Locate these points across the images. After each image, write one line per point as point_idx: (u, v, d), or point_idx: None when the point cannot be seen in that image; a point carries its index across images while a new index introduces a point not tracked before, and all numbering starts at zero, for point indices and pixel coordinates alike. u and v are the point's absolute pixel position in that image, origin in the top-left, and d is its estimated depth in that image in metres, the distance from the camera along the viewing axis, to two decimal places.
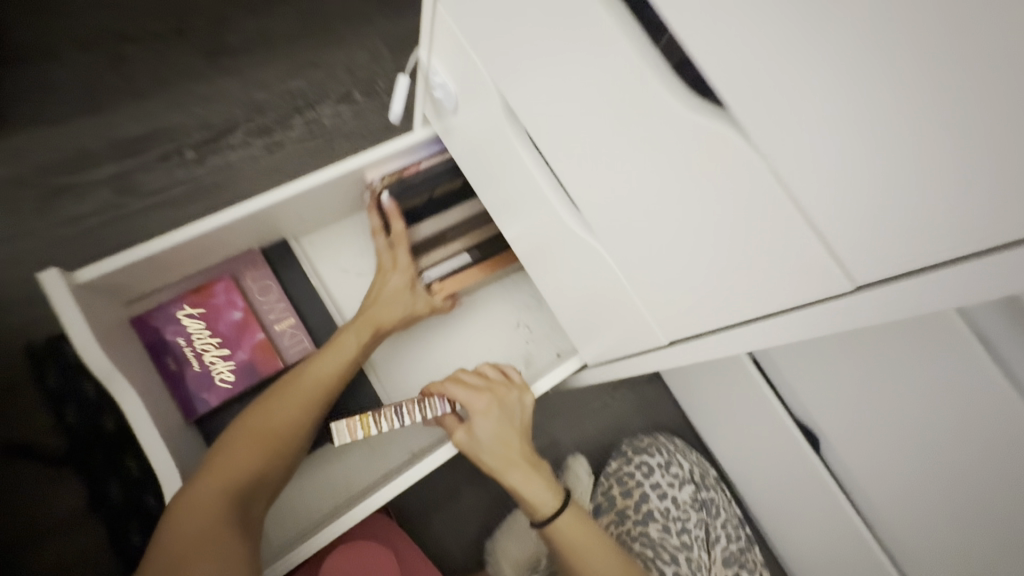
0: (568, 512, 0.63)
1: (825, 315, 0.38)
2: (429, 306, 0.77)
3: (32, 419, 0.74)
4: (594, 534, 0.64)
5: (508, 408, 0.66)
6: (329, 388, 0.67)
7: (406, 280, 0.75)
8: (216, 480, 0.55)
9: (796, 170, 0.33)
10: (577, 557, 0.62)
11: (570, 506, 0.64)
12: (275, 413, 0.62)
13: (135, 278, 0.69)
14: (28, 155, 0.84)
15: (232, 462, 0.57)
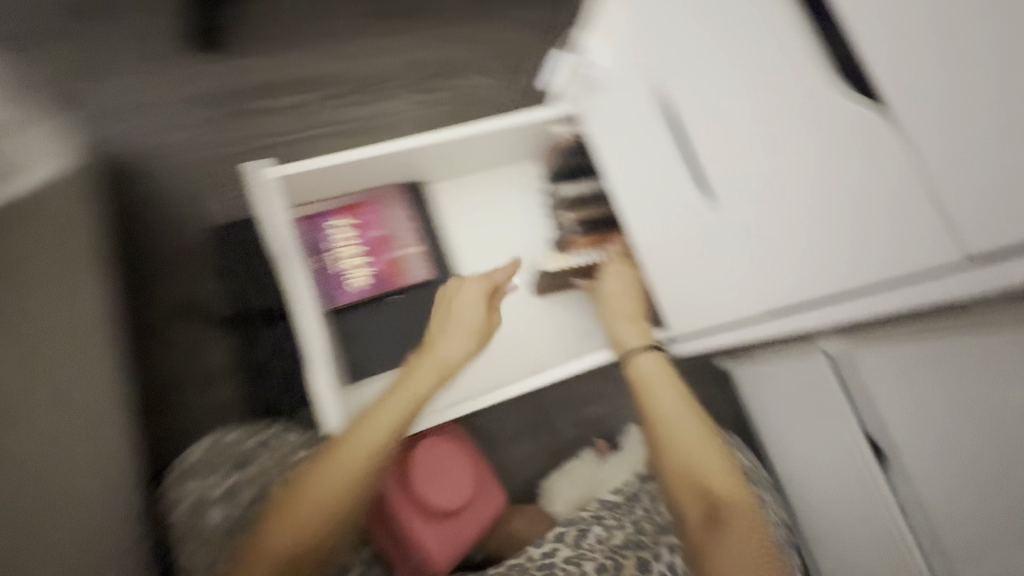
0: (652, 353, 0.75)
1: (938, 287, 0.42)
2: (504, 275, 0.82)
3: (202, 286, 0.89)
4: (674, 385, 0.72)
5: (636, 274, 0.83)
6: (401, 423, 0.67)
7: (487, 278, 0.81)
8: (287, 530, 0.59)
9: (932, 152, 0.38)
10: (650, 395, 0.72)
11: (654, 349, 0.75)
12: (361, 435, 0.65)
13: (312, 184, 0.83)
14: (237, 76, 1.01)
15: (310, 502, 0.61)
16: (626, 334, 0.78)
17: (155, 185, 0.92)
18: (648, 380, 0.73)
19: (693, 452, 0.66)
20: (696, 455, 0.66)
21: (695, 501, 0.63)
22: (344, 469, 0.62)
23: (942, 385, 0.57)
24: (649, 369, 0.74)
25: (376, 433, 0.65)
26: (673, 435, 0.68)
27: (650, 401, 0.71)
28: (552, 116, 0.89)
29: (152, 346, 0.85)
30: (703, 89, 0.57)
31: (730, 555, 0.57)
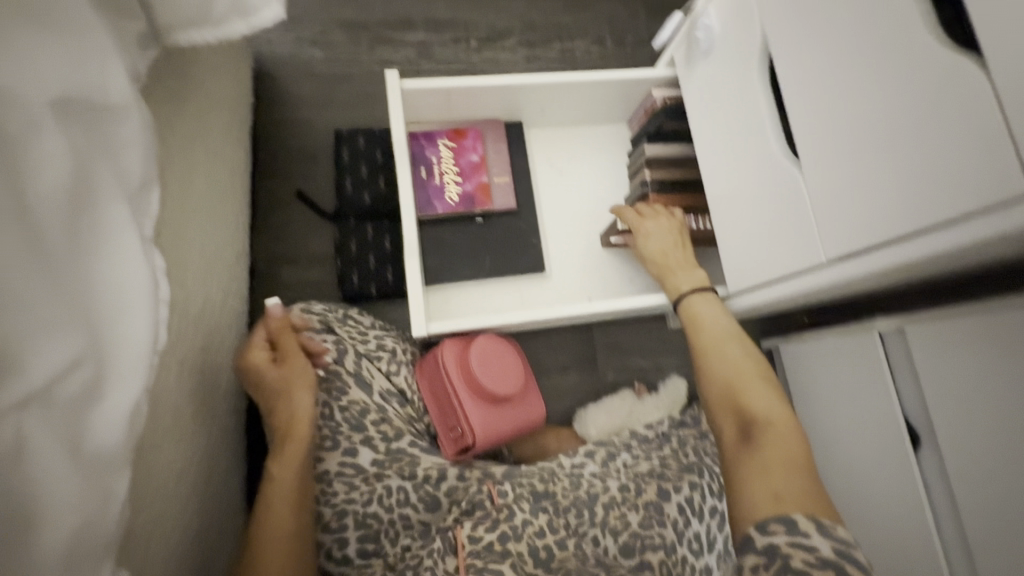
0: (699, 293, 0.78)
1: (997, 220, 0.44)
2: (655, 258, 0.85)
3: (315, 183, 1.02)
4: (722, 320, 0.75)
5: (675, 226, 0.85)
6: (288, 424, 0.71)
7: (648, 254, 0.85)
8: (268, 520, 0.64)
9: (1012, 90, 0.42)
10: (699, 328, 0.75)
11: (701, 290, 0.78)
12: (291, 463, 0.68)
13: (426, 103, 0.94)
14: (372, 7, 1.13)
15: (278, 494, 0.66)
16: (677, 282, 0.81)
17: (290, 90, 1.05)
18: (704, 316, 0.76)
19: (738, 379, 0.68)
20: (740, 383, 0.68)
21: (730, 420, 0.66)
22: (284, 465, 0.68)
23: (995, 359, 0.62)
24: (706, 309, 0.77)
25: (298, 443, 0.69)
26: (720, 364, 0.71)
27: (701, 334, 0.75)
28: (650, 79, 0.96)
29: (269, 224, 1.00)
30: (805, 46, 0.62)
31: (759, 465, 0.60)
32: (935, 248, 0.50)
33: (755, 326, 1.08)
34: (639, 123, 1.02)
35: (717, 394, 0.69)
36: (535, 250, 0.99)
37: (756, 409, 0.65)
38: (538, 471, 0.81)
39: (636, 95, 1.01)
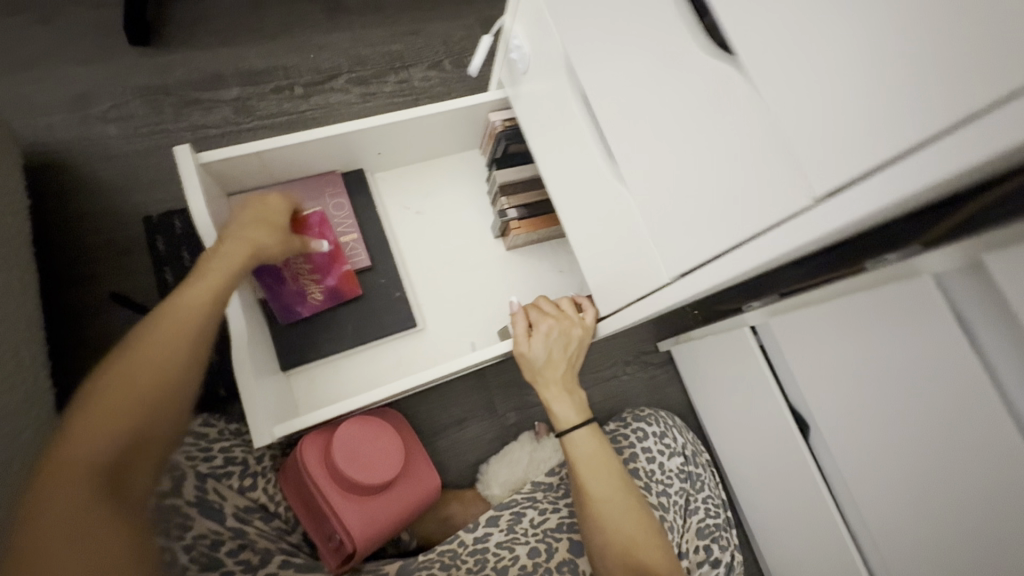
0: (587, 429, 0.72)
1: (790, 235, 0.39)
2: (536, 372, 0.73)
3: (137, 279, 0.89)
4: (605, 459, 0.71)
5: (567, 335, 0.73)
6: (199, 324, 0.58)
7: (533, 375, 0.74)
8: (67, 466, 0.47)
9: (777, 98, 0.38)
10: (583, 471, 0.70)
11: (591, 425, 0.73)
12: (147, 396, 0.52)
13: (239, 171, 0.83)
14: (175, 69, 1.01)
15: (90, 437, 0.49)
16: (563, 408, 0.73)
17: (86, 180, 0.92)
18: (589, 458, 0.70)
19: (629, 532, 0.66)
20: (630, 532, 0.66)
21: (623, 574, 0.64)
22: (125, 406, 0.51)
23: (848, 346, 0.60)
24: (582, 448, 0.71)
25: (189, 313, 0.57)
26: (610, 513, 0.67)
27: (582, 478, 0.70)
28: (485, 103, 0.90)
29: (88, 339, 0.86)
30: (600, 66, 0.58)
31: None
32: (744, 267, 0.45)
33: (651, 329, 1.05)
34: (487, 148, 0.96)
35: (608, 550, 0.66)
36: (403, 303, 0.90)
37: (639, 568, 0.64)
38: (438, 556, 0.73)
39: (478, 121, 0.95)
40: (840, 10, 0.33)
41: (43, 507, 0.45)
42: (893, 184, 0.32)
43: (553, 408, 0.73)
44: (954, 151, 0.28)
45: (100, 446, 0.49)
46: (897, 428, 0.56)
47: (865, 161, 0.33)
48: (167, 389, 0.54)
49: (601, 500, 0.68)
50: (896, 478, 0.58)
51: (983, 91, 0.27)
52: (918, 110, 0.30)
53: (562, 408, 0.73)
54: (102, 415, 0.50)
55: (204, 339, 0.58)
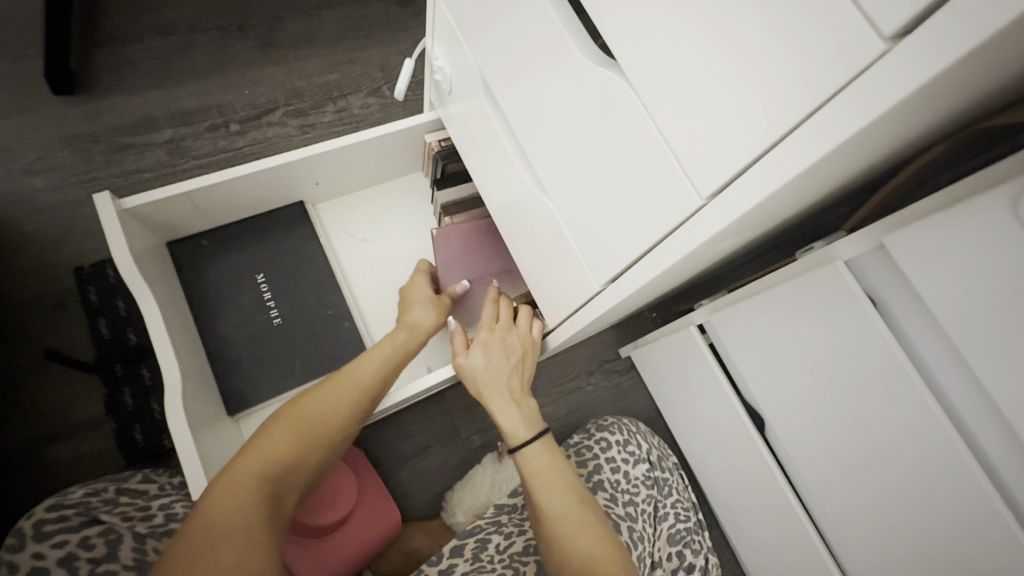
0: (539, 442, 0.69)
1: (689, 236, 0.39)
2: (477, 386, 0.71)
3: (71, 334, 0.86)
4: (562, 474, 0.68)
5: (509, 343, 0.72)
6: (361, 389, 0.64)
7: (475, 389, 0.71)
8: (259, 455, 0.54)
9: (657, 102, 0.37)
10: (539, 489, 0.67)
11: (543, 437, 0.70)
12: (310, 407, 0.60)
13: (168, 214, 0.81)
14: (102, 115, 0.98)
15: (263, 449, 0.54)
16: (511, 419, 0.70)
17: (12, 235, 0.89)
18: (543, 475, 0.68)
19: (596, 551, 0.62)
20: (594, 550, 0.63)
21: None
22: (275, 446, 0.55)
23: (783, 335, 0.59)
24: (536, 463, 0.68)
25: (355, 388, 0.63)
26: (575, 535, 0.64)
27: (540, 498, 0.67)
28: (419, 125, 0.90)
29: (19, 401, 0.82)
30: (509, 82, 0.59)
31: None
32: (658, 269, 0.44)
33: (610, 336, 1.04)
34: (428, 170, 0.95)
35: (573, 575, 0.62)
36: (354, 332, 0.89)
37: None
38: None
39: (416, 145, 0.95)
40: (693, 11, 0.33)
41: (215, 511, 0.47)
42: (763, 177, 0.31)
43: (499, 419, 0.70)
44: (804, 141, 0.28)
45: (264, 470, 0.53)
46: (838, 415, 0.56)
47: (736, 158, 0.33)
48: (319, 429, 0.59)
49: (557, 518, 0.65)
50: (846, 465, 0.57)
51: (825, 80, 0.27)
52: (773, 103, 0.29)
53: (509, 418, 0.70)
54: (288, 425, 0.57)
55: (357, 409, 0.63)
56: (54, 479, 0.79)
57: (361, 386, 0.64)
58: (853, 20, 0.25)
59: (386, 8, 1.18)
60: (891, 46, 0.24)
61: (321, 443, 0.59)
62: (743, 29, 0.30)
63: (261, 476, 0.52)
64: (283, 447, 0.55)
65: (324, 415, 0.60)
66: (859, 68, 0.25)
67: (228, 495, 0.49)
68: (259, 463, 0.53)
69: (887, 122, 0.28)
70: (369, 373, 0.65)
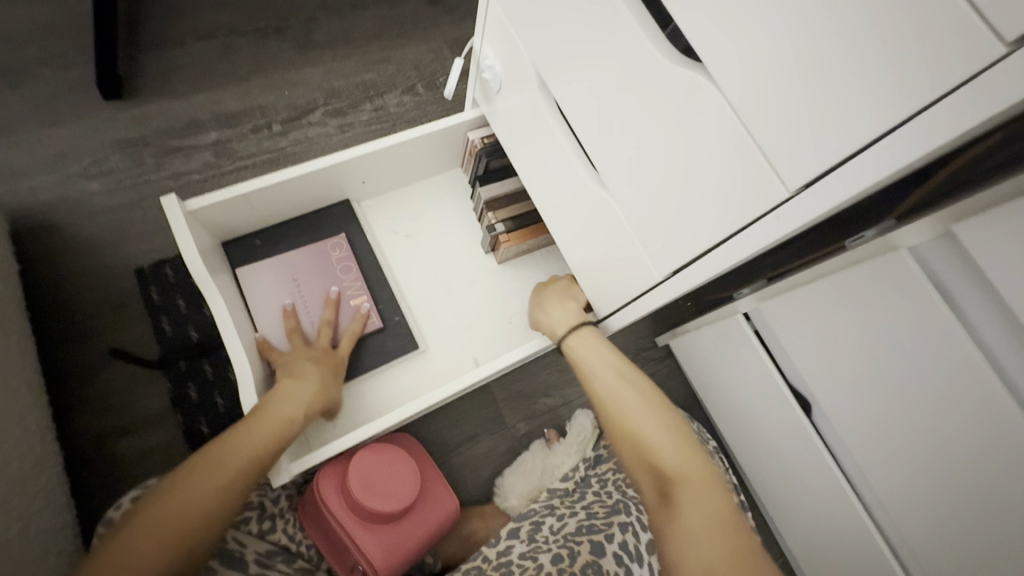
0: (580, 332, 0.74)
1: (772, 228, 0.41)
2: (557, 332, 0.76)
3: (134, 332, 0.89)
4: (604, 355, 0.72)
5: (573, 293, 0.80)
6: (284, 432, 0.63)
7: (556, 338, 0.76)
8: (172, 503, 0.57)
9: (746, 100, 0.40)
10: (585, 371, 0.71)
11: (582, 329, 0.74)
12: (236, 450, 0.60)
13: (226, 215, 0.83)
14: (150, 119, 1.01)
15: (184, 496, 0.57)
16: (560, 320, 0.76)
17: (72, 238, 0.92)
18: (585, 354, 0.72)
19: (644, 429, 0.66)
20: (651, 430, 0.66)
21: (646, 475, 0.64)
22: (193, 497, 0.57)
23: (837, 321, 0.62)
24: (582, 347, 0.72)
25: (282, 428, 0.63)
26: (633, 416, 0.67)
27: (589, 377, 0.71)
28: (462, 123, 0.92)
29: (88, 398, 0.85)
30: (571, 81, 0.61)
31: (691, 524, 0.59)
32: (731, 260, 0.47)
33: (647, 325, 1.07)
34: (468, 166, 0.98)
35: (626, 449, 0.66)
36: (403, 326, 0.91)
37: (698, 533, 0.58)
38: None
39: (457, 142, 0.97)
40: (794, 14, 0.35)
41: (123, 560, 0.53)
42: (863, 170, 0.34)
43: (553, 324, 0.76)
44: (912, 137, 0.31)
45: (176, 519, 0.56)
46: (893, 396, 0.59)
47: (834, 152, 0.35)
48: (240, 478, 0.60)
49: (611, 399, 0.69)
50: (900, 445, 0.60)
51: (936, 81, 0.29)
52: (877, 104, 0.32)
53: (559, 319, 0.76)
54: (209, 472, 0.59)
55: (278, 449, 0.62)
56: (125, 472, 0.83)
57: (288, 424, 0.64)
58: (972, 26, 0.27)
59: (418, 6, 1.19)
60: (1011, 50, 0.27)
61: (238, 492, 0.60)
62: (848, 32, 0.32)
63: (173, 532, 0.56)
64: (194, 498, 0.57)
65: (246, 463, 0.60)
66: (972, 72, 0.28)
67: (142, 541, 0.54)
68: (175, 508, 0.56)
69: (990, 120, 0.30)
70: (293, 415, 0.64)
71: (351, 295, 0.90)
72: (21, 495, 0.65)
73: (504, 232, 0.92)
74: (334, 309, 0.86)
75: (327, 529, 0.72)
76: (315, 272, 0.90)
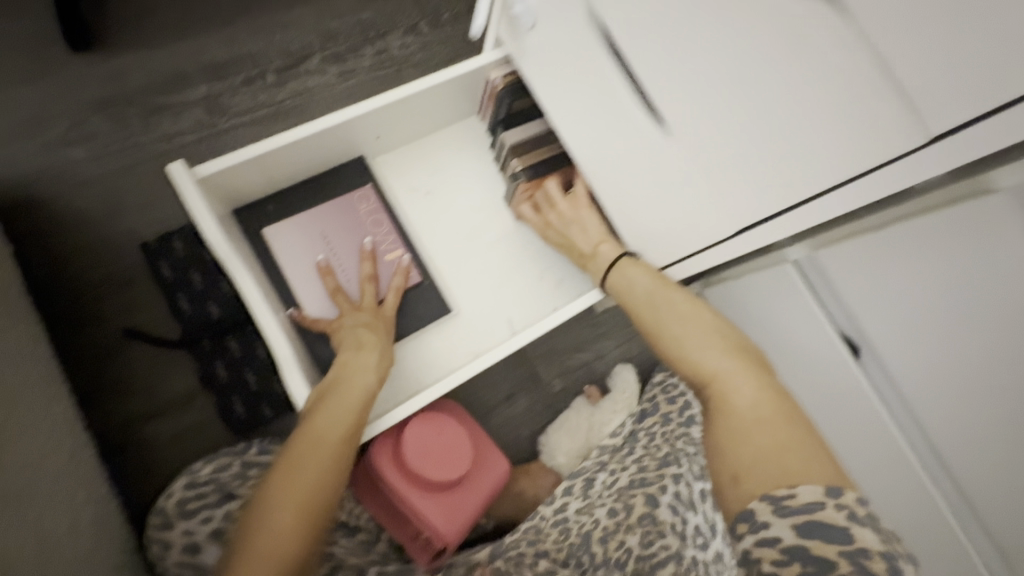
0: (625, 261, 0.72)
1: (909, 171, 0.42)
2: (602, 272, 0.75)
3: (146, 311, 0.83)
4: (662, 287, 0.68)
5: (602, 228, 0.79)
6: (364, 398, 0.65)
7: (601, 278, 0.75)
8: (281, 487, 0.58)
9: (892, 35, 0.36)
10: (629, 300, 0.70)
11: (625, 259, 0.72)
12: (323, 420, 0.61)
13: (237, 180, 0.76)
14: (128, 74, 0.90)
15: (289, 479, 0.58)
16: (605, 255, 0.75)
17: (63, 211, 0.84)
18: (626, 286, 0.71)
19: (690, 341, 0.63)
20: (695, 342, 0.63)
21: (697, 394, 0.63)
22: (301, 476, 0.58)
23: (905, 273, 0.60)
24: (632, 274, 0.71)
25: (359, 393, 0.65)
26: (674, 331, 0.65)
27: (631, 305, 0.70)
28: (484, 65, 0.83)
29: (109, 382, 0.81)
30: (637, 13, 0.54)
31: (737, 433, 0.56)
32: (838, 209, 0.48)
33: None
34: (489, 113, 0.90)
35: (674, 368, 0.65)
36: (434, 289, 0.88)
37: (751, 432, 0.55)
38: (523, 535, 0.75)
39: (478, 87, 0.88)
40: None
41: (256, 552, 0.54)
42: (1021, 119, 0.35)
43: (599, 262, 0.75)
44: None
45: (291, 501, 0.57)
46: (961, 345, 0.59)
47: (985, 105, 0.35)
48: (334, 447, 0.61)
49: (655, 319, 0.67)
50: (963, 390, 0.61)
51: None
52: None
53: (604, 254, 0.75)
54: (304, 448, 0.60)
55: (362, 413, 0.64)
56: (160, 455, 0.80)
57: (362, 389, 0.66)
58: None
59: None
60: None
61: (339, 463, 0.61)
62: None
63: (293, 513, 0.57)
64: (301, 476, 0.58)
65: (336, 432, 0.61)
66: None
67: (268, 531, 0.55)
68: (286, 492, 0.57)
69: None
70: (362, 382, 0.66)
71: (381, 259, 0.85)
72: (65, 492, 0.62)
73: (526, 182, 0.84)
74: (372, 263, 0.81)
75: (386, 503, 0.72)
76: (344, 234, 0.84)
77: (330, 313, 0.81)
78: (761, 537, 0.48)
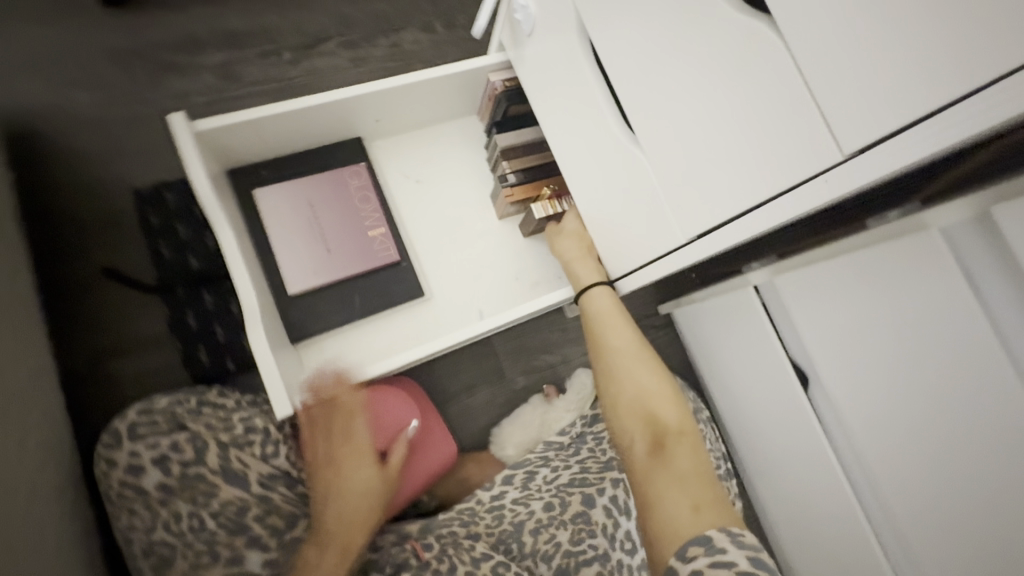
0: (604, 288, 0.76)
1: (823, 190, 0.42)
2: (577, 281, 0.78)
3: (130, 254, 0.86)
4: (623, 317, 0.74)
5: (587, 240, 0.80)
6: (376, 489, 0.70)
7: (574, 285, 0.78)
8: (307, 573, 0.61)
9: (814, 52, 0.39)
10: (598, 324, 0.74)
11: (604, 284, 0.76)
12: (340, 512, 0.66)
13: (234, 140, 0.80)
14: (149, 33, 0.95)
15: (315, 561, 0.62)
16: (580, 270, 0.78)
17: (67, 151, 0.88)
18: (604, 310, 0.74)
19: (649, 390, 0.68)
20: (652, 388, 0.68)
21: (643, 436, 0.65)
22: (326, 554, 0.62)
23: (848, 301, 0.63)
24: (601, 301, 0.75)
25: (368, 484, 0.70)
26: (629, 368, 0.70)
27: (600, 332, 0.73)
28: (485, 66, 0.87)
29: (82, 317, 0.83)
30: (620, 25, 0.58)
31: (675, 479, 0.59)
32: (752, 232, 0.50)
33: (650, 292, 1.08)
34: (487, 113, 0.93)
35: (632, 409, 0.68)
36: (409, 271, 0.90)
37: (692, 483, 0.58)
38: (457, 515, 0.75)
39: (478, 87, 0.93)
40: None
41: None
42: (916, 142, 0.35)
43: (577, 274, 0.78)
44: (970, 117, 0.32)
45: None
46: (896, 378, 0.60)
47: (880, 126, 0.37)
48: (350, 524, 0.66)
49: (614, 350, 0.72)
50: (897, 425, 0.62)
51: (1002, 57, 0.30)
52: (955, 67, 0.32)
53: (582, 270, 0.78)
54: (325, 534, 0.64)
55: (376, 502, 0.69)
56: (120, 394, 0.82)
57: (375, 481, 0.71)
58: None
59: None
60: None
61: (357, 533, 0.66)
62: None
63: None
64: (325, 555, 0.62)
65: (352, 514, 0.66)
66: None
67: None
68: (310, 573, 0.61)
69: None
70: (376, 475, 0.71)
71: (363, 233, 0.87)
72: (20, 409, 0.64)
73: (512, 184, 0.88)
74: None
75: None
76: (331, 204, 0.87)
77: (304, 280, 0.84)
78: (713, 557, 0.49)
